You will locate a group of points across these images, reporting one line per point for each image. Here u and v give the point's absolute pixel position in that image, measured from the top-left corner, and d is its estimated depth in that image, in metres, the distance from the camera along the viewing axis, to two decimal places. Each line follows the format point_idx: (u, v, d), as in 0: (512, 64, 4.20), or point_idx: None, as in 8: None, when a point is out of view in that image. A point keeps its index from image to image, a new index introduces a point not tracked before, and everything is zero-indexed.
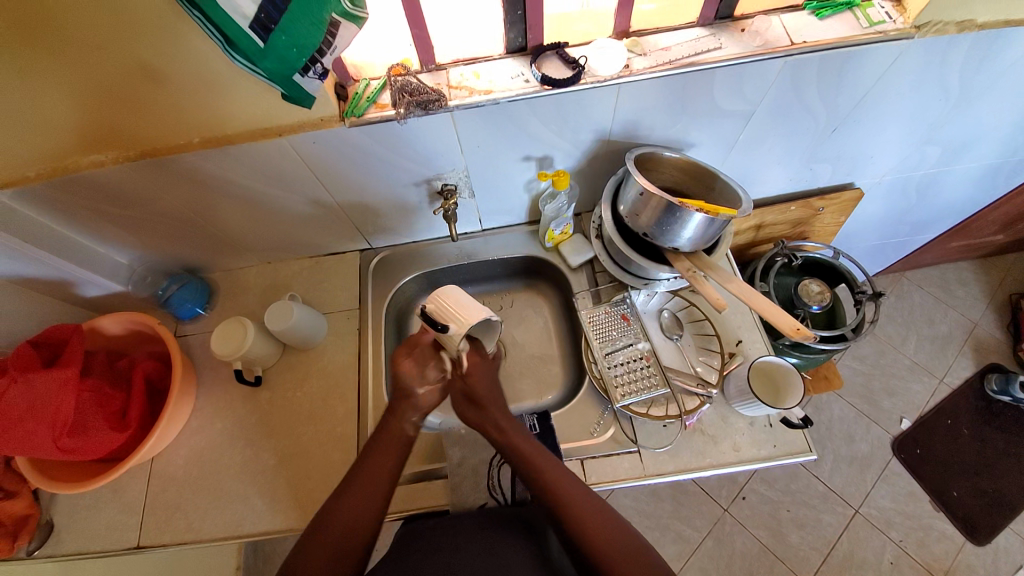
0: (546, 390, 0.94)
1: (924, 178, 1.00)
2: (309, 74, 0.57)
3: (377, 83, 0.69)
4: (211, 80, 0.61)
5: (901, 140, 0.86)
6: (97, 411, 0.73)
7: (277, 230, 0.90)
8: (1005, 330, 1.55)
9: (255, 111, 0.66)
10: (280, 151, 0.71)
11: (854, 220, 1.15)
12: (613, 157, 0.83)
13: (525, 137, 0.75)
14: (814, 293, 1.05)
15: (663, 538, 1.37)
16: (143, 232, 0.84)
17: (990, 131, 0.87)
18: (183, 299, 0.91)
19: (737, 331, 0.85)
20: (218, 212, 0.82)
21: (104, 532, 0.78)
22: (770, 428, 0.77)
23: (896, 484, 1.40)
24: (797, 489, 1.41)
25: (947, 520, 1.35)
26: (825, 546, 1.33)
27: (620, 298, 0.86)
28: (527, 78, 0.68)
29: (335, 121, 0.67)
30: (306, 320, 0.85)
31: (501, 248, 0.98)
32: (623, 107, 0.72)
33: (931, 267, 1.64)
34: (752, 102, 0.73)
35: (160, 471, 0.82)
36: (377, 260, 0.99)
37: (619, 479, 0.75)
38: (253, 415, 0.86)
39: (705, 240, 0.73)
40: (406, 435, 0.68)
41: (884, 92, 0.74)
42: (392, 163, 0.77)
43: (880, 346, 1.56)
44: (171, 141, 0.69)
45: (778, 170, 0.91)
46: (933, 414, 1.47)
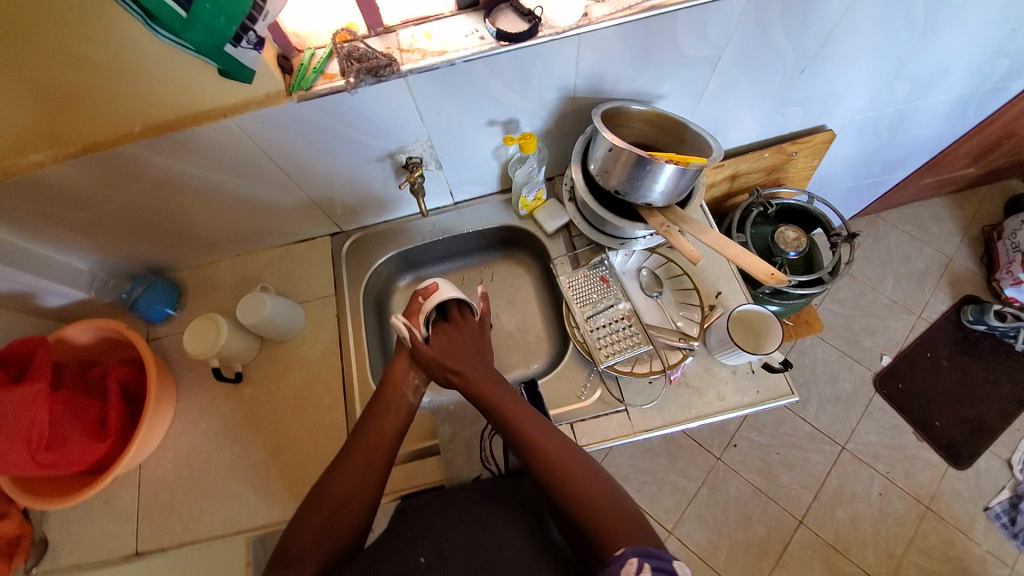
0: (533, 358, 0.94)
1: (895, 114, 0.99)
2: (243, 44, 0.55)
3: (323, 52, 0.65)
4: (142, 64, 0.56)
5: (870, 75, 0.85)
6: (74, 423, 0.71)
7: (240, 221, 0.86)
8: (979, 262, 1.59)
9: (197, 93, 0.61)
10: (229, 135, 0.66)
11: (828, 164, 1.15)
12: (580, 115, 0.80)
13: (486, 99, 0.72)
14: (790, 240, 1.04)
15: (660, 491, 1.42)
16: (100, 235, 0.80)
17: (958, 62, 0.86)
18: (151, 301, 0.88)
19: (716, 283, 0.85)
20: (176, 207, 0.79)
21: (100, 542, 0.77)
22: (753, 374, 0.78)
23: (880, 419, 1.45)
24: (785, 432, 1.45)
25: (930, 448, 1.42)
26: (814, 484, 1.39)
27: (598, 260, 0.85)
28: (481, 35, 0.65)
29: (282, 96, 0.64)
30: (281, 311, 0.83)
31: (475, 220, 0.96)
32: (585, 61, 0.69)
33: (906, 206, 1.66)
34: (717, 46, 0.71)
35: (150, 476, 0.80)
36: (350, 244, 0.96)
37: (609, 438, 0.76)
38: (238, 411, 0.84)
39: (677, 192, 0.72)
40: (404, 403, 0.73)
41: (850, 27, 0.72)
42: (350, 139, 0.73)
43: (860, 288, 1.59)
44: (110, 133, 0.64)
45: (749, 117, 0.89)
46: (913, 348, 1.52)
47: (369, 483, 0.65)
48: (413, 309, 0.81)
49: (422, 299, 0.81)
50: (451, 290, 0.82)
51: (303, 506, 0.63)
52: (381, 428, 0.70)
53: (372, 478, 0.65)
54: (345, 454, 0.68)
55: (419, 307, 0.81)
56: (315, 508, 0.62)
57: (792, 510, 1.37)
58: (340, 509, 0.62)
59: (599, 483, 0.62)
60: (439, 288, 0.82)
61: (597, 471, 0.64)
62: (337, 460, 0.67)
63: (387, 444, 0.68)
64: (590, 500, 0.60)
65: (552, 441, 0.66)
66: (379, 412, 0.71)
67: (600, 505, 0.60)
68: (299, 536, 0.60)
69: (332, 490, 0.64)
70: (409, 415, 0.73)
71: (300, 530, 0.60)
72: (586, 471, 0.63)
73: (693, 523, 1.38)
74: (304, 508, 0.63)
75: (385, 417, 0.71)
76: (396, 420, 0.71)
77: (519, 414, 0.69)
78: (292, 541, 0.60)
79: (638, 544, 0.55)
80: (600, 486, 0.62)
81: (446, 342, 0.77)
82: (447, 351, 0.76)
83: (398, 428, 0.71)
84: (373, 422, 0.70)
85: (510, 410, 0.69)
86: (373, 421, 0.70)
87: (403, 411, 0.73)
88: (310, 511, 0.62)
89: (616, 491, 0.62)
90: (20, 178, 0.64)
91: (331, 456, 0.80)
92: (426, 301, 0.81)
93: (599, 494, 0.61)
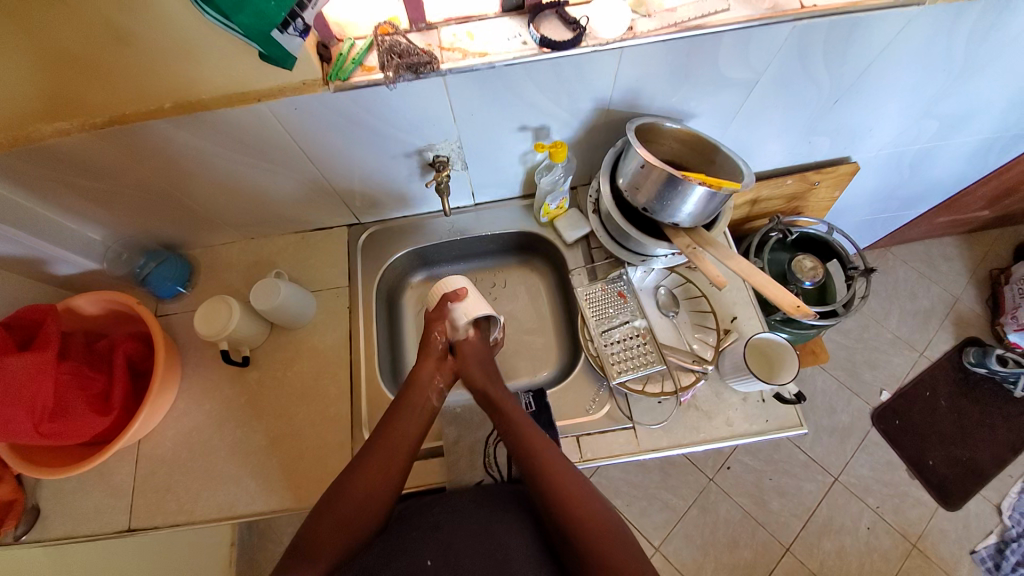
0: (541, 366, 0.93)
1: (919, 152, 0.99)
2: (289, 30, 0.54)
3: (363, 43, 0.64)
4: (180, 42, 0.56)
5: (900, 113, 0.85)
6: (78, 396, 0.70)
7: (257, 205, 0.85)
8: (984, 305, 1.59)
9: (231, 74, 0.61)
10: (260, 119, 0.66)
11: (848, 195, 1.15)
12: (611, 128, 0.80)
13: (522, 105, 0.72)
14: (807, 269, 1.06)
15: (650, 507, 1.41)
16: (119, 206, 0.79)
17: (988, 106, 0.86)
18: (163, 278, 0.87)
19: (732, 308, 0.85)
20: (196, 185, 0.78)
21: (92, 516, 0.76)
22: (763, 403, 0.78)
23: (875, 453, 1.45)
24: (780, 458, 1.45)
25: (923, 487, 1.42)
26: (804, 513, 1.39)
27: (616, 275, 0.85)
28: (524, 40, 0.64)
29: (319, 85, 0.63)
30: (294, 298, 0.82)
31: (494, 222, 0.95)
32: (624, 74, 0.68)
33: (916, 243, 1.66)
34: (757, 70, 0.70)
35: (148, 454, 0.79)
36: (367, 236, 0.96)
37: (614, 454, 0.75)
38: (240, 396, 0.83)
39: (705, 215, 0.72)
40: (430, 405, 0.72)
41: (889, 63, 0.72)
42: (383, 134, 0.73)
43: (865, 320, 1.59)
44: (141, 107, 0.63)
45: (776, 143, 0.89)
46: (913, 386, 1.52)
47: (390, 485, 0.64)
48: (438, 313, 0.78)
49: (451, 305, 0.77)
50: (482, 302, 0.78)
51: (319, 504, 0.62)
52: (405, 433, 0.68)
53: (391, 485, 0.64)
54: (364, 453, 0.66)
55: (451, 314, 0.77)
56: (332, 506, 0.61)
57: (781, 537, 1.37)
58: (359, 509, 0.62)
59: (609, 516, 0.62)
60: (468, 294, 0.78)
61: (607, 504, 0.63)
62: (356, 460, 0.66)
63: (411, 442, 0.68)
64: (600, 532, 0.60)
65: (568, 471, 0.64)
66: (404, 415, 0.70)
67: (612, 542, 0.59)
68: (316, 532, 0.60)
69: (352, 491, 0.63)
70: (432, 417, 0.72)
71: (317, 528, 0.60)
72: (597, 504, 0.62)
73: (680, 541, 1.38)
74: (320, 505, 0.62)
75: (408, 420, 0.69)
76: (419, 424, 0.70)
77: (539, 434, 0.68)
78: (308, 537, 0.60)
79: None
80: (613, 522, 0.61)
81: (477, 352, 0.78)
82: (480, 365, 0.77)
83: (420, 430, 0.69)
84: (397, 426, 0.68)
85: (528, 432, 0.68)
86: (397, 423, 0.68)
87: (426, 413, 0.71)
88: (327, 509, 0.61)
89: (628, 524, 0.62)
90: (44, 144, 0.63)
91: (332, 449, 0.79)
92: (455, 308, 0.77)
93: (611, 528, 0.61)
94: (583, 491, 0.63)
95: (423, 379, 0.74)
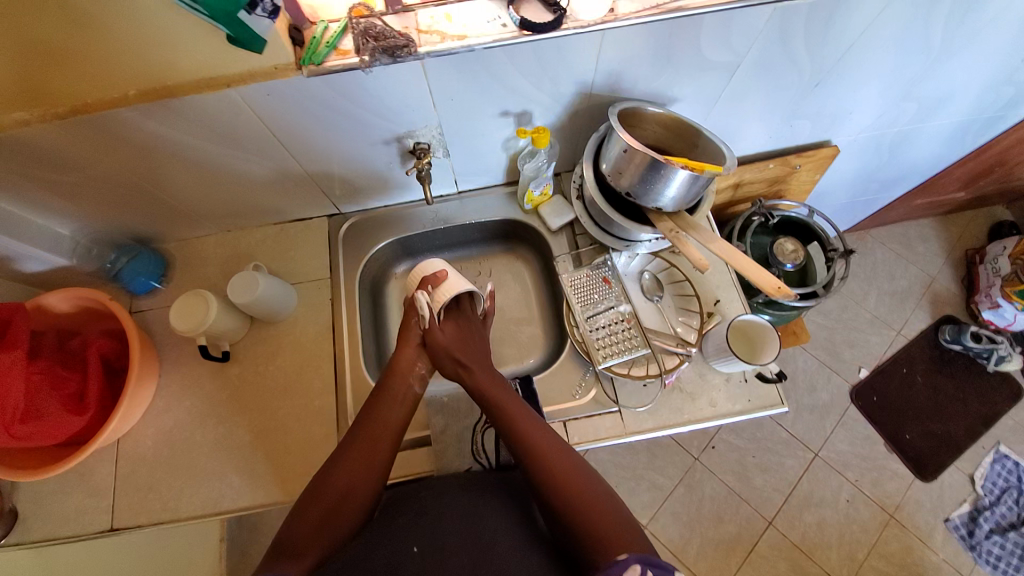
0: (528, 353, 0.93)
1: (898, 134, 1.00)
2: (257, 11, 0.52)
3: (337, 26, 0.62)
4: (143, 25, 0.53)
5: (879, 96, 0.85)
6: (52, 395, 0.69)
7: (233, 195, 0.83)
8: (959, 284, 1.64)
9: (197, 57, 0.58)
10: (231, 106, 0.63)
11: (828, 179, 1.16)
12: (595, 113, 0.79)
13: (502, 89, 0.70)
14: (788, 251, 1.07)
15: (638, 487, 1.44)
16: (87, 199, 0.76)
17: (963, 88, 0.87)
18: (136, 273, 0.85)
19: (715, 291, 0.85)
20: (168, 177, 0.75)
21: (73, 517, 0.74)
22: (745, 383, 0.79)
23: (854, 429, 1.49)
24: (763, 436, 1.49)
25: (899, 460, 1.47)
26: (787, 488, 1.43)
27: (601, 261, 0.85)
28: (504, 22, 0.63)
29: (291, 70, 0.61)
30: (274, 290, 0.80)
31: (478, 210, 0.94)
32: (606, 57, 0.67)
33: (894, 225, 1.69)
34: (739, 53, 0.70)
35: (129, 453, 0.78)
36: (347, 226, 0.94)
37: (600, 438, 0.76)
38: (222, 391, 0.82)
39: (687, 200, 0.72)
40: (412, 393, 0.73)
41: (869, 45, 0.72)
42: (361, 120, 0.71)
43: (844, 301, 1.62)
44: (104, 95, 0.60)
45: (758, 126, 0.89)
46: (891, 363, 1.56)
47: (374, 476, 0.64)
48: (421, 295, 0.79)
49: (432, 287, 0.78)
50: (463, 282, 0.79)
51: (301, 500, 0.62)
52: (387, 426, 0.68)
53: (374, 476, 0.64)
54: (345, 447, 0.66)
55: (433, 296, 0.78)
56: (315, 501, 0.61)
57: (764, 512, 1.41)
58: (342, 502, 0.61)
59: (595, 490, 0.63)
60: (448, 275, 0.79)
61: (594, 482, 0.64)
62: (338, 453, 0.65)
63: (393, 432, 0.68)
64: (587, 508, 0.60)
65: (552, 449, 0.65)
66: (386, 403, 0.70)
67: (599, 517, 0.59)
68: (299, 527, 0.59)
69: (334, 484, 0.62)
70: (414, 404, 0.72)
71: (300, 523, 0.60)
72: (583, 482, 0.63)
73: (667, 519, 1.41)
74: (303, 500, 0.62)
75: (391, 409, 0.69)
76: (402, 412, 0.70)
77: (523, 417, 0.68)
78: (291, 533, 0.59)
79: (638, 552, 0.55)
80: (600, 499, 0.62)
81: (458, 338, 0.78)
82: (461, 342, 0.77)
83: (404, 418, 0.70)
84: (379, 418, 0.68)
85: (513, 411, 0.69)
86: (377, 413, 0.69)
87: (410, 401, 0.72)
88: (309, 505, 0.61)
89: (614, 497, 0.63)
90: (4, 136, 0.60)
91: (319, 442, 0.78)
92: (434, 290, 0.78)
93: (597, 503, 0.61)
94: (568, 471, 0.63)
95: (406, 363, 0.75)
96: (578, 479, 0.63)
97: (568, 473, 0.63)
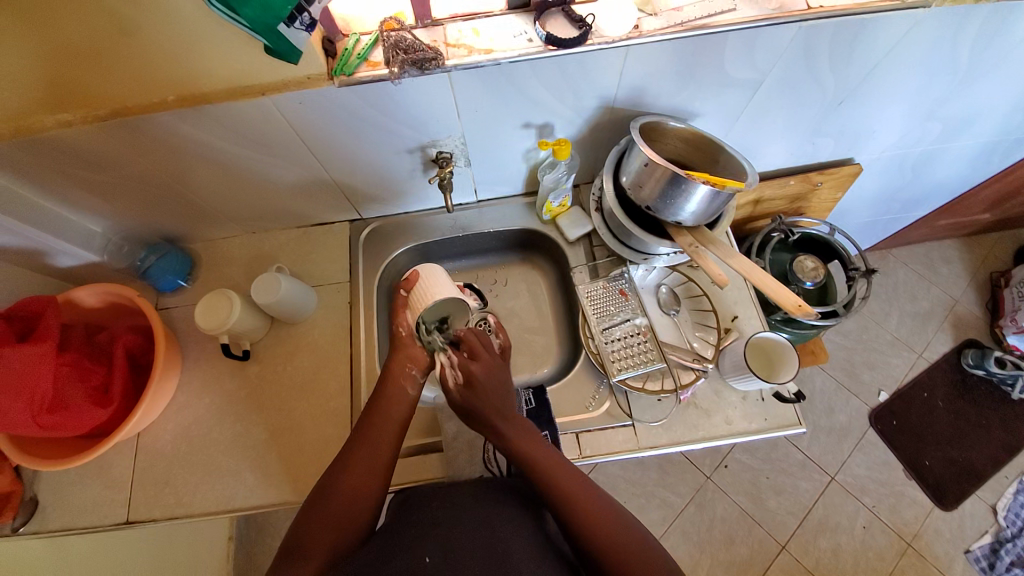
0: (540, 364, 0.93)
1: (923, 154, 0.99)
2: (296, 25, 0.54)
3: (368, 39, 0.64)
4: (185, 33, 0.55)
5: (904, 115, 0.85)
6: (78, 387, 0.71)
7: (258, 198, 0.85)
8: (984, 308, 1.60)
9: (230, 64, 0.60)
10: (261, 112, 0.65)
11: (849, 197, 1.15)
12: (615, 126, 0.80)
13: (526, 102, 0.71)
14: (808, 270, 1.06)
15: (647, 504, 1.42)
16: (121, 199, 0.79)
17: (992, 109, 0.86)
18: (163, 271, 0.87)
19: (733, 307, 0.85)
20: (198, 178, 0.78)
21: (92, 508, 0.76)
22: (762, 402, 0.78)
23: (871, 454, 1.46)
24: (776, 457, 1.46)
25: (919, 487, 1.42)
26: (800, 511, 1.40)
27: (618, 273, 0.85)
28: (530, 37, 0.64)
29: (323, 80, 0.62)
30: (295, 292, 0.82)
31: (496, 220, 0.95)
32: (629, 72, 0.68)
33: (916, 245, 1.67)
34: (762, 71, 0.70)
35: (148, 446, 0.80)
36: (367, 232, 0.96)
37: (614, 451, 0.76)
38: (240, 390, 0.83)
39: (707, 215, 0.72)
40: (405, 396, 0.70)
41: (894, 65, 0.72)
42: (386, 129, 0.73)
43: (863, 321, 1.59)
44: (144, 99, 0.63)
45: (779, 143, 0.89)
46: (911, 387, 1.52)
47: (378, 480, 0.64)
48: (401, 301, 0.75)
49: (404, 292, 0.75)
50: (441, 279, 0.74)
51: (310, 503, 0.62)
52: (387, 432, 0.67)
53: (377, 480, 0.64)
54: (349, 451, 0.66)
55: (406, 301, 0.75)
56: (322, 505, 0.61)
57: (776, 535, 1.38)
58: (348, 506, 0.62)
59: (607, 508, 0.62)
60: (422, 276, 0.75)
61: (603, 500, 0.63)
62: (343, 457, 0.66)
63: (393, 431, 0.68)
64: (596, 525, 0.60)
65: (560, 466, 0.65)
66: (381, 409, 0.69)
67: (613, 538, 0.59)
68: (307, 531, 0.60)
69: (338, 488, 0.63)
70: (410, 409, 0.70)
71: (309, 527, 0.60)
72: (592, 498, 0.62)
73: (677, 538, 1.39)
74: (311, 503, 0.62)
75: (388, 415, 0.68)
76: (399, 417, 0.69)
77: (531, 436, 0.68)
78: (301, 537, 0.60)
79: None
80: (615, 520, 0.61)
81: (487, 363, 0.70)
82: (491, 380, 0.69)
83: (400, 421, 0.69)
84: (380, 426, 0.68)
85: (519, 430, 0.68)
86: (376, 419, 0.68)
87: (405, 404, 0.70)
88: (316, 508, 0.61)
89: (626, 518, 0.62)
90: (48, 137, 0.63)
91: (333, 444, 0.79)
92: (409, 293, 0.75)
93: (610, 525, 0.60)
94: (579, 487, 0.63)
95: (396, 373, 0.71)
96: (589, 497, 0.62)
97: (580, 490, 0.63)
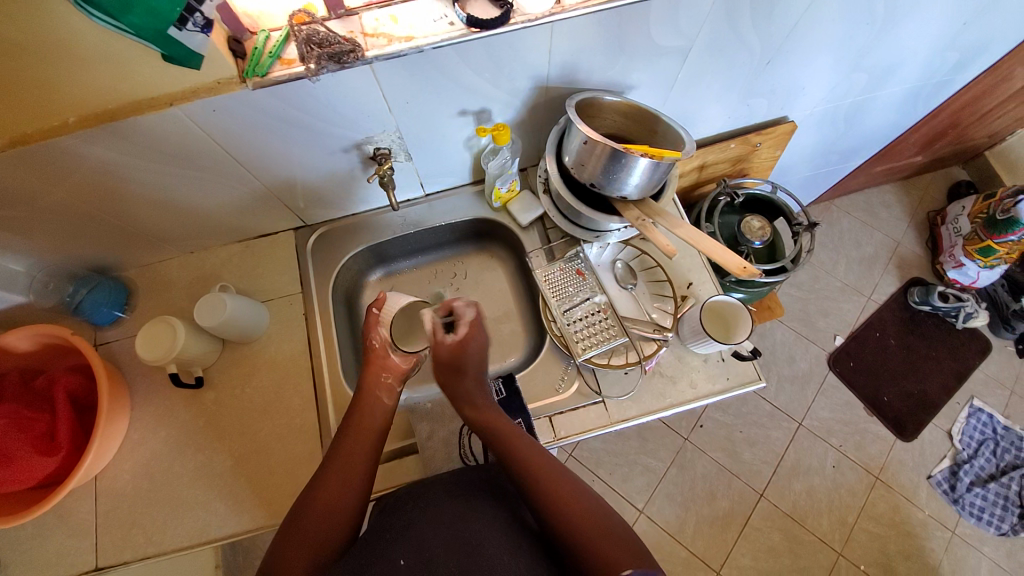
0: (508, 352, 0.93)
1: (853, 105, 1.03)
2: (188, 27, 0.51)
3: (279, 35, 0.60)
4: (72, 47, 0.50)
5: (832, 68, 0.87)
6: (17, 439, 0.67)
7: (191, 216, 0.80)
8: (924, 246, 1.69)
9: (131, 76, 0.55)
10: (178, 125, 0.61)
11: (790, 154, 1.18)
12: (553, 106, 0.79)
13: (459, 89, 0.70)
14: (755, 229, 1.09)
15: (632, 472, 1.46)
16: (39, 234, 0.73)
17: (911, 55, 0.89)
18: (98, 304, 0.81)
19: (687, 275, 0.86)
20: (119, 202, 0.72)
21: (54, 562, 0.72)
22: (723, 361, 0.81)
23: (834, 396, 1.54)
24: (748, 411, 1.52)
25: (880, 422, 1.52)
26: (774, 458, 1.47)
27: (573, 253, 0.85)
28: (451, 20, 0.61)
29: (235, 82, 0.59)
30: (243, 311, 0.79)
31: (446, 212, 0.93)
32: (558, 49, 0.67)
33: (857, 194, 1.74)
34: (689, 38, 0.70)
35: (106, 489, 0.76)
36: (315, 238, 0.92)
37: (587, 429, 0.77)
38: (198, 419, 0.80)
39: (651, 185, 0.72)
40: (382, 406, 0.71)
41: (815, 20, 0.73)
42: (315, 129, 0.70)
43: (816, 272, 1.66)
44: (44, 124, 0.58)
45: (716, 108, 0.90)
46: (865, 329, 1.60)
47: (353, 493, 0.63)
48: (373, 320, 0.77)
49: (375, 310, 0.77)
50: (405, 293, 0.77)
51: (283, 526, 0.60)
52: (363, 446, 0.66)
53: (352, 492, 0.63)
54: (324, 467, 0.65)
55: (377, 318, 0.76)
56: (297, 524, 0.60)
57: (754, 484, 1.45)
58: (323, 521, 0.60)
59: (579, 495, 0.61)
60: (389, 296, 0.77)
61: (579, 489, 0.62)
62: (318, 474, 0.64)
63: (371, 442, 0.67)
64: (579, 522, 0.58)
65: (531, 456, 0.64)
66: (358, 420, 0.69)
67: (587, 525, 0.58)
68: (282, 554, 0.58)
69: (314, 504, 0.61)
70: (388, 416, 0.71)
71: (283, 550, 0.58)
72: (567, 487, 0.62)
73: (663, 501, 1.43)
74: (286, 525, 0.60)
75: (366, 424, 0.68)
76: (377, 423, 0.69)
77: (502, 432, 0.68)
78: (276, 558, 0.58)
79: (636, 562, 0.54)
80: (589, 508, 0.60)
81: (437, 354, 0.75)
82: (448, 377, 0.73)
83: (380, 427, 0.69)
84: (355, 438, 0.67)
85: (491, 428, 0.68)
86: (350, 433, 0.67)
87: (382, 410, 0.70)
88: (290, 529, 0.59)
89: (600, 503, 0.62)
90: None
91: (304, 461, 0.77)
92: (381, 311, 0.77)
93: (583, 512, 0.60)
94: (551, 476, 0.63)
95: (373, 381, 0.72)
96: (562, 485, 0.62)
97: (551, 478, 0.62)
